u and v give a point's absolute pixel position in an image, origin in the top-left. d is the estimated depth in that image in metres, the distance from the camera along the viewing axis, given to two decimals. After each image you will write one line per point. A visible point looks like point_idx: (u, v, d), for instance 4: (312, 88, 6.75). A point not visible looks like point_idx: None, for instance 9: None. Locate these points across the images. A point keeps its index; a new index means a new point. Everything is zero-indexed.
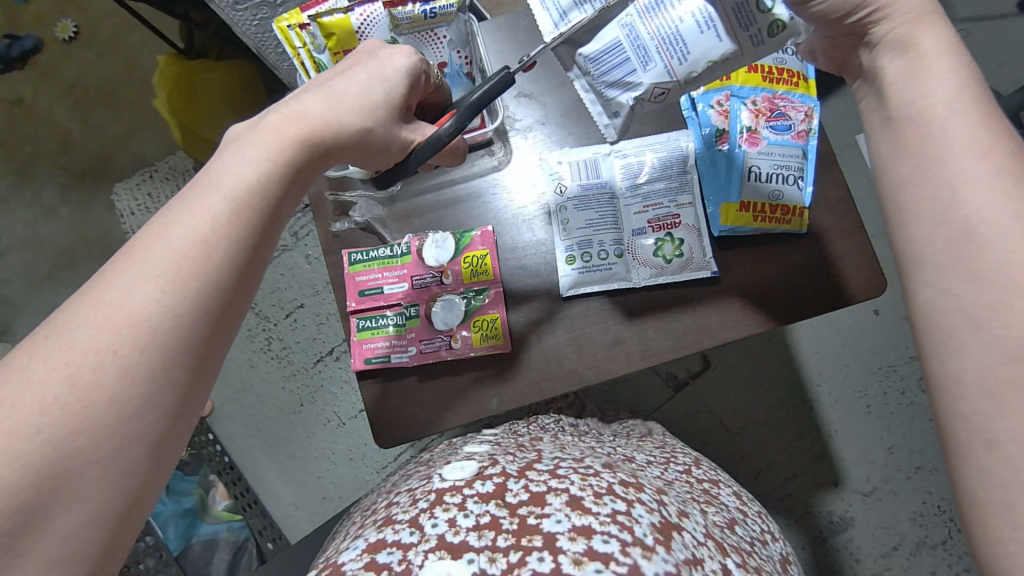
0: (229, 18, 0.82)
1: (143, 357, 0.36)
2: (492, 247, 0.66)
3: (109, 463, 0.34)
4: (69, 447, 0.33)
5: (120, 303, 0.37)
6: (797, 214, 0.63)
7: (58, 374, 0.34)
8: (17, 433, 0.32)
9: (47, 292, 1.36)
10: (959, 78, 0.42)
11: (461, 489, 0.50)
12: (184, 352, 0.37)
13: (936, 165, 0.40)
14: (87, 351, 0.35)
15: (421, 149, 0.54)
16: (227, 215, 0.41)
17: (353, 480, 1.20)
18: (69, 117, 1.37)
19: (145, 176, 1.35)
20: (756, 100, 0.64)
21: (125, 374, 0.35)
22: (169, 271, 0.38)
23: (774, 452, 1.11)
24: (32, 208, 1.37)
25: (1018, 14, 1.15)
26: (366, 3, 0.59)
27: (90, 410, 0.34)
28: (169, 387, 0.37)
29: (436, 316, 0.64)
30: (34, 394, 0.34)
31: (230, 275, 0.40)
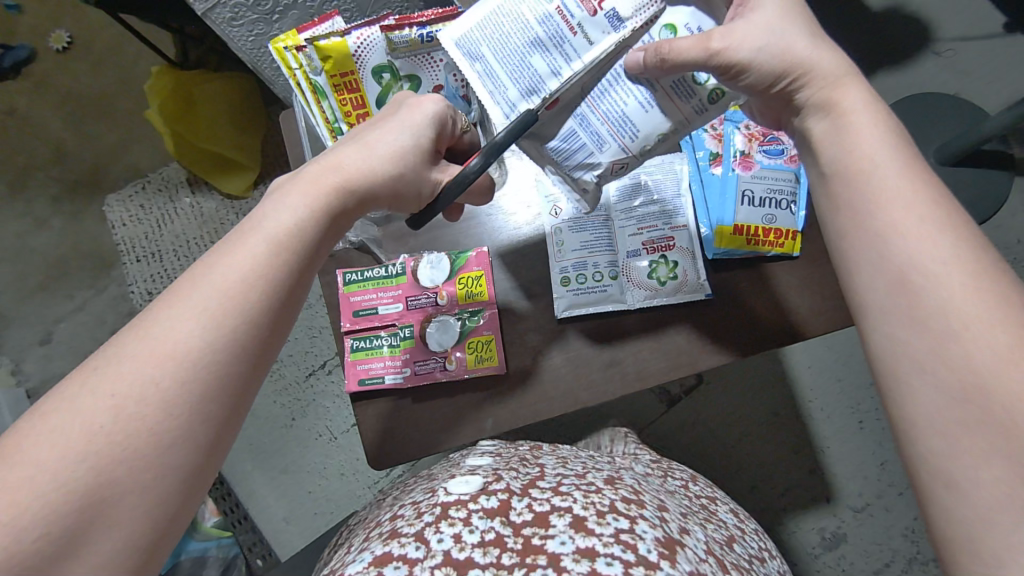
0: (226, 35, 0.83)
1: (184, 391, 0.37)
2: (487, 267, 0.66)
3: (145, 493, 0.35)
4: (111, 473, 0.34)
5: (164, 339, 0.37)
6: (789, 237, 0.64)
7: (106, 403, 0.35)
8: (66, 457, 0.33)
9: (37, 303, 1.34)
10: (881, 134, 0.43)
11: (466, 504, 0.49)
12: (219, 390, 0.38)
13: (862, 226, 0.41)
14: (132, 383, 0.36)
15: (450, 190, 0.53)
16: (266, 257, 0.42)
17: (345, 495, 1.19)
18: (62, 127, 1.36)
19: (138, 188, 1.34)
20: (749, 124, 0.65)
21: (165, 409, 0.36)
22: (212, 307, 0.39)
23: (768, 467, 1.11)
24: (23, 218, 1.36)
25: (1003, 35, 1.18)
26: (364, 26, 0.59)
27: (130, 439, 0.35)
28: (202, 421, 0.37)
29: (431, 336, 0.64)
30: (82, 421, 0.34)
31: (267, 315, 0.41)
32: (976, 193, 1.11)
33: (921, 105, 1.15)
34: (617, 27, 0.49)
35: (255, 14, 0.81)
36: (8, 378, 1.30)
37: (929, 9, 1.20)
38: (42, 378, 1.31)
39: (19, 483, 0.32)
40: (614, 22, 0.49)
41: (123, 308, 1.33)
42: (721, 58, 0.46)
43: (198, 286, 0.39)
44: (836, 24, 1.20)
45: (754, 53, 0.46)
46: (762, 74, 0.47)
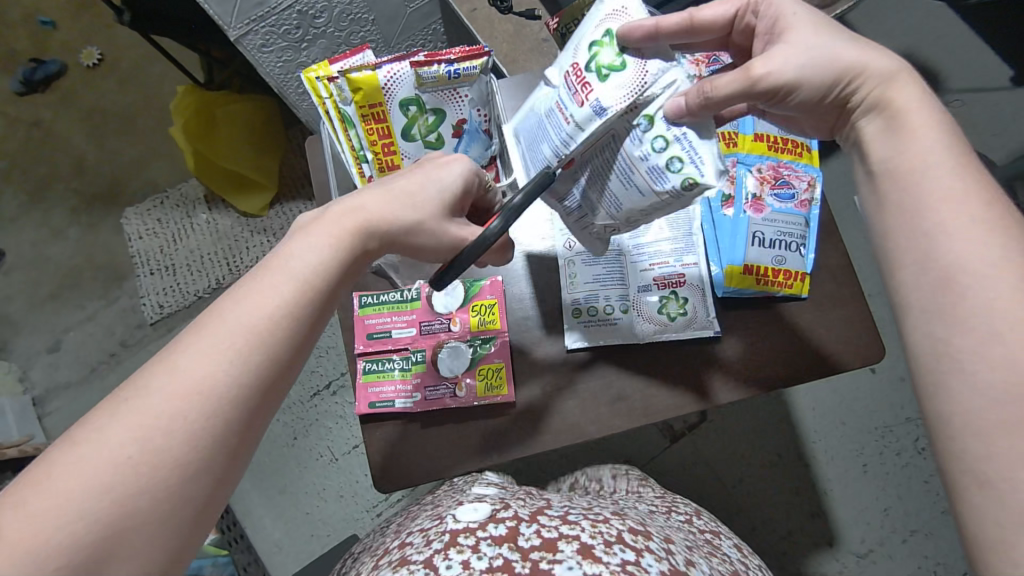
0: (254, 60, 0.86)
1: (207, 426, 0.38)
2: (500, 296, 0.67)
3: (161, 524, 0.36)
4: (131, 505, 0.35)
5: (191, 371, 0.38)
6: (798, 279, 0.65)
7: (131, 435, 0.36)
8: (94, 487, 0.34)
9: (49, 312, 1.36)
10: (935, 133, 0.45)
11: (474, 532, 0.50)
12: (237, 424, 0.39)
13: (915, 217, 0.43)
14: (157, 416, 0.37)
15: (470, 249, 0.52)
16: (291, 296, 0.43)
17: (342, 518, 1.18)
18: (86, 141, 1.40)
19: (156, 203, 1.37)
20: (761, 168, 0.67)
21: (189, 442, 0.37)
22: (237, 343, 0.40)
23: (771, 508, 1.09)
24: (40, 228, 1.38)
25: (1010, 88, 1.21)
26: (394, 61, 0.61)
27: (153, 471, 0.36)
28: (219, 455, 0.38)
29: (442, 362, 0.65)
30: (108, 452, 0.35)
31: (287, 353, 0.42)
32: None
33: None
34: (600, 113, 0.50)
35: (284, 42, 0.85)
36: (14, 385, 1.30)
37: (938, 61, 1.23)
38: (49, 386, 1.32)
39: (46, 514, 0.33)
40: (598, 109, 0.50)
41: (133, 320, 1.34)
42: (762, 83, 0.49)
43: (225, 322, 0.40)
44: None
45: (797, 72, 0.50)
46: (813, 88, 0.50)
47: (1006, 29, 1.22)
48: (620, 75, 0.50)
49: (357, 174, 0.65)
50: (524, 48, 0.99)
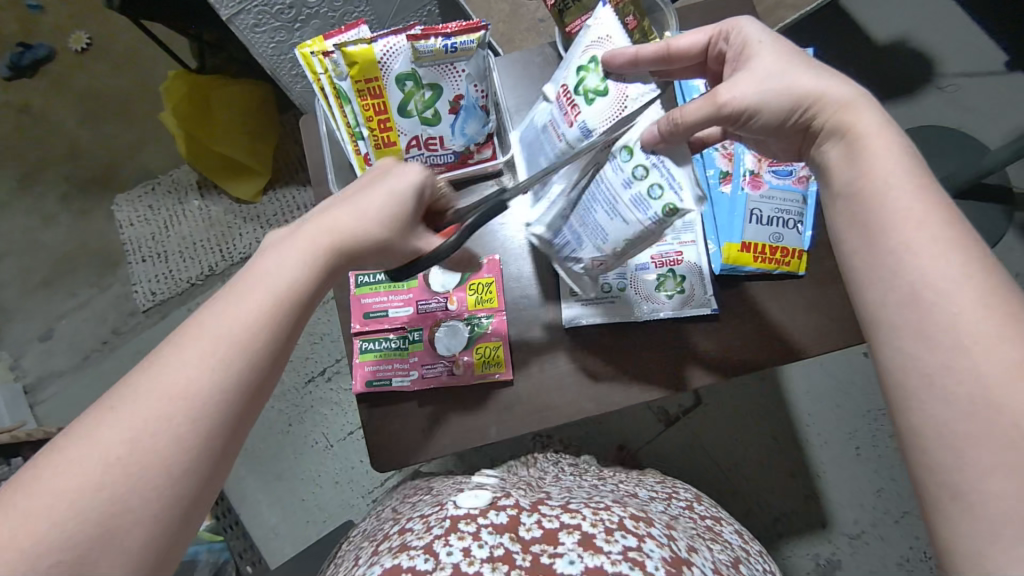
0: (247, 40, 0.85)
1: (194, 428, 0.38)
2: (497, 275, 0.67)
3: (154, 523, 0.36)
4: (123, 505, 0.35)
5: (173, 382, 0.38)
6: (795, 256, 0.65)
7: (120, 439, 0.36)
8: (82, 489, 0.34)
9: (41, 299, 1.34)
10: (895, 158, 0.45)
11: (475, 518, 0.50)
12: (225, 426, 0.39)
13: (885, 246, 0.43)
14: (144, 420, 0.37)
15: (426, 261, 0.54)
16: (274, 301, 0.43)
17: (339, 504, 1.19)
18: (76, 126, 1.38)
19: (147, 189, 1.36)
20: None
21: (176, 444, 0.37)
22: (219, 350, 0.40)
23: (765, 491, 1.10)
24: (32, 214, 1.37)
25: (1005, 73, 1.21)
26: (390, 35, 0.60)
27: (145, 472, 0.36)
28: (211, 456, 0.38)
29: (440, 341, 0.65)
30: (98, 455, 0.35)
31: (271, 356, 0.42)
32: (972, 228, 1.15)
33: (923, 139, 1.19)
34: (587, 134, 0.57)
35: (277, 21, 0.84)
36: (6, 372, 1.29)
37: (934, 45, 1.23)
38: (41, 373, 1.31)
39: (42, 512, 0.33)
40: (586, 130, 0.57)
41: (126, 307, 1.33)
42: (729, 107, 0.50)
43: (207, 328, 0.40)
44: (839, 55, 1.23)
45: (760, 96, 0.50)
46: (776, 112, 0.50)
47: (1003, 11, 1.22)
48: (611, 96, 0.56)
49: (353, 150, 0.66)
50: (521, 28, 0.98)
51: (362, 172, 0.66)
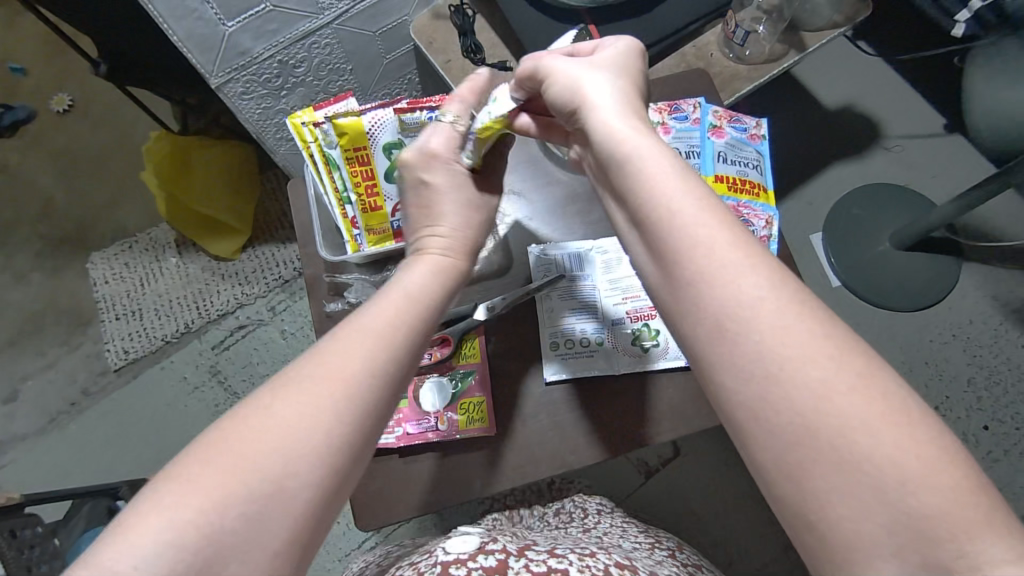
0: (234, 107, 0.89)
1: (352, 406, 0.42)
2: (480, 333, 0.69)
3: (309, 493, 0.40)
4: (288, 474, 0.39)
5: (337, 362, 0.43)
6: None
7: (297, 408, 0.40)
8: (261, 455, 0.39)
9: (7, 358, 1.31)
10: (657, 166, 0.47)
11: (465, 563, 0.50)
12: (376, 408, 0.43)
13: (676, 263, 0.43)
14: (318, 393, 0.41)
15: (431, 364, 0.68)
16: (415, 298, 0.50)
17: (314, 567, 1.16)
18: (52, 185, 1.38)
19: (124, 247, 1.36)
20: None
21: (339, 417, 0.41)
22: (375, 337, 0.45)
23: (744, 541, 1.11)
24: (2, 274, 1.35)
25: (944, 135, 1.31)
26: (379, 108, 0.65)
27: (310, 443, 0.40)
28: (364, 434, 0.42)
29: (425, 397, 0.66)
30: (278, 422, 0.40)
31: (413, 347, 0.47)
32: (923, 277, 1.22)
33: (875, 196, 1.27)
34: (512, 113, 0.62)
35: (264, 89, 0.88)
36: None
37: (879, 109, 1.32)
38: (4, 436, 1.27)
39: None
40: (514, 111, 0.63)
41: (96, 367, 1.30)
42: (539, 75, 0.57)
43: (370, 317, 0.46)
44: (791, 121, 1.32)
45: (552, 79, 0.55)
46: (562, 102, 0.54)
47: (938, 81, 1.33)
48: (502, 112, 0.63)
49: (340, 214, 0.68)
50: None
51: (348, 236, 0.68)
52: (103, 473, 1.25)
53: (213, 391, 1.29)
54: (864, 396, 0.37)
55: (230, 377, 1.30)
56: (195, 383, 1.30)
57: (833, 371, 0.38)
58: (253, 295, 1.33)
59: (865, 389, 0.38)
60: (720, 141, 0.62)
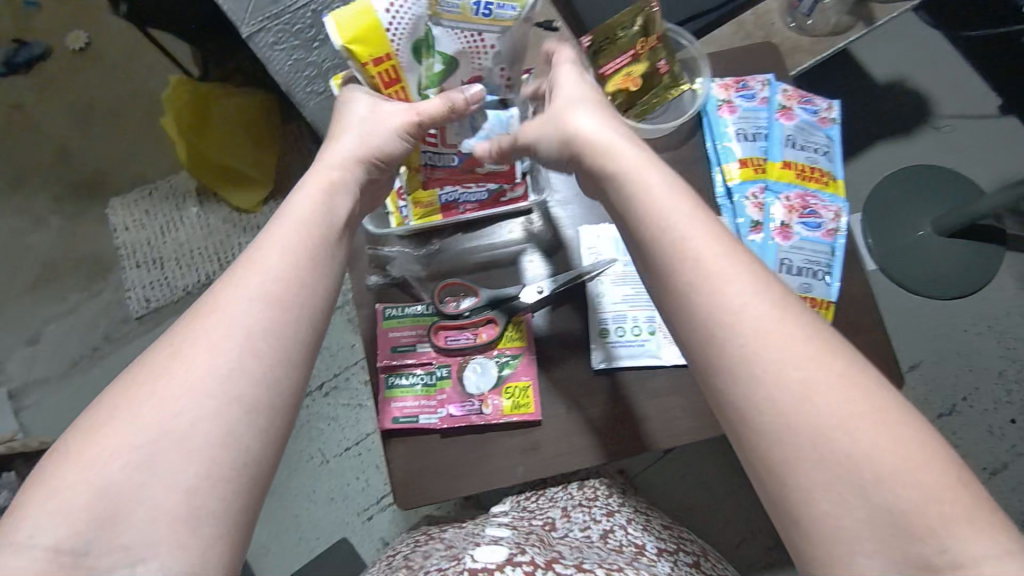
0: (266, 57, 0.86)
1: (229, 348, 0.45)
2: (528, 316, 0.67)
3: (202, 431, 0.42)
4: (175, 426, 0.42)
5: (209, 311, 0.46)
6: (824, 307, 0.61)
7: (181, 364, 0.44)
8: (152, 414, 0.42)
9: (28, 302, 1.31)
10: (659, 185, 0.49)
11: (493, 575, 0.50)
12: (258, 339, 0.45)
13: (683, 296, 0.45)
14: (198, 346, 0.44)
15: (477, 343, 0.66)
16: (298, 230, 0.51)
17: (332, 521, 1.18)
18: (70, 127, 1.35)
19: (144, 194, 1.33)
20: (789, 195, 0.63)
21: (211, 361, 0.44)
22: (252, 280, 0.47)
23: (757, 520, 1.12)
24: (21, 216, 1.33)
25: (997, 117, 1.25)
26: None
27: (189, 389, 0.43)
28: (250, 362, 0.45)
29: (470, 379, 0.65)
30: (165, 381, 0.43)
31: (294, 279, 0.49)
32: (963, 266, 1.18)
33: (919, 179, 1.22)
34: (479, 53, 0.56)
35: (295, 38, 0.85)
36: None
37: (931, 87, 1.26)
38: (27, 378, 1.27)
39: None
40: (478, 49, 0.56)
41: (117, 314, 1.30)
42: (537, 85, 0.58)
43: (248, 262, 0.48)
44: (837, 94, 1.26)
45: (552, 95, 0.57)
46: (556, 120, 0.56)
47: (995, 59, 1.26)
48: (449, 8, 0.52)
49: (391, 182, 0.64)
50: None
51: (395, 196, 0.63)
52: None
53: None
54: (847, 394, 0.40)
55: None
56: None
57: (820, 371, 0.40)
58: None
59: (849, 388, 0.40)
60: (788, 123, 0.65)
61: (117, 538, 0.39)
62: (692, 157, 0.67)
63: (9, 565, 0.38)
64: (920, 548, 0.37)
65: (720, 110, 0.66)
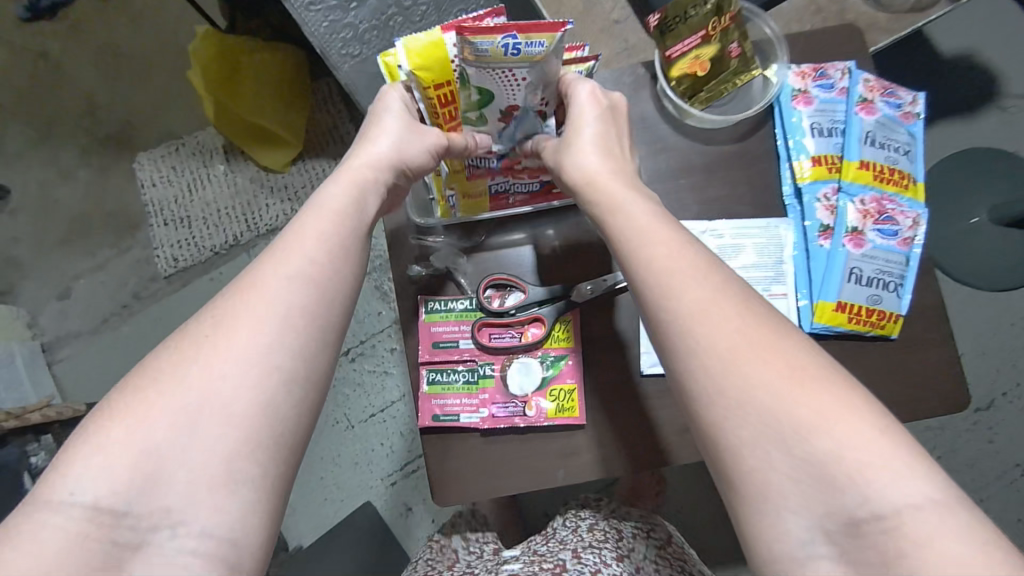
0: (304, 18, 0.85)
1: (274, 318, 0.43)
2: (575, 316, 0.68)
3: (245, 403, 0.41)
4: (221, 396, 0.40)
5: (250, 281, 0.45)
6: (891, 318, 0.66)
7: (226, 332, 0.42)
8: (198, 381, 0.41)
9: (57, 255, 1.31)
10: (654, 219, 0.52)
11: None
12: (302, 313, 0.44)
13: (673, 318, 0.47)
14: (242, 313, 0.43)
15: (523, 344, 0.68)
16: (336, 208, 0.50)
17: (357, 485, 1.19)
18: (96, 77, 1.32)
19: (171, 149, 1.30)
20: (864, 200, 0.67)
21: (256, 330, 0.42)
22: (298, 252, 0.46)
23: None
24: (47, 168, 1.32)
25: None
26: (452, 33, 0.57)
27: (235, 356, 0.41)
28: (294, 336, 0.43)
29: (513, 379, 0.67)
30: (209, 348, 0.42)
31: (339, 257, 0.47)
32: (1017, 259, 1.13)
33: (978, 162, 1.15)
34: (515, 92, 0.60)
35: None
36: (24, 331, 1.26)
37: (1002, 63, 1.18)
38: (59, 333, 1.28)
39: None
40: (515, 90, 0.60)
41: (146, 272, 1.30)
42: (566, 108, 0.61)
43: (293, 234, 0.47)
44: (902, 63, 1.17)
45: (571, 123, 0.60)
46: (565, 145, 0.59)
47: None
48: (480, 53, 0.54)
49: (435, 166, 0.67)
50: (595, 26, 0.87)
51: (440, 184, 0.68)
52: None
53: None
54: (766, 355, 0.43)
55: None
56: None
57: (742, 336, 0.44)
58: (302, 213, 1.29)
59: (770, 351, 0.43)
60: (868, 119, 0.68)
61: (159, 501, 0.38)
62: (760, 153, 0.71)
63: (50, 523, 0.37)
64: (842, 499, 0.39)
65: (795, 101, 0.70)
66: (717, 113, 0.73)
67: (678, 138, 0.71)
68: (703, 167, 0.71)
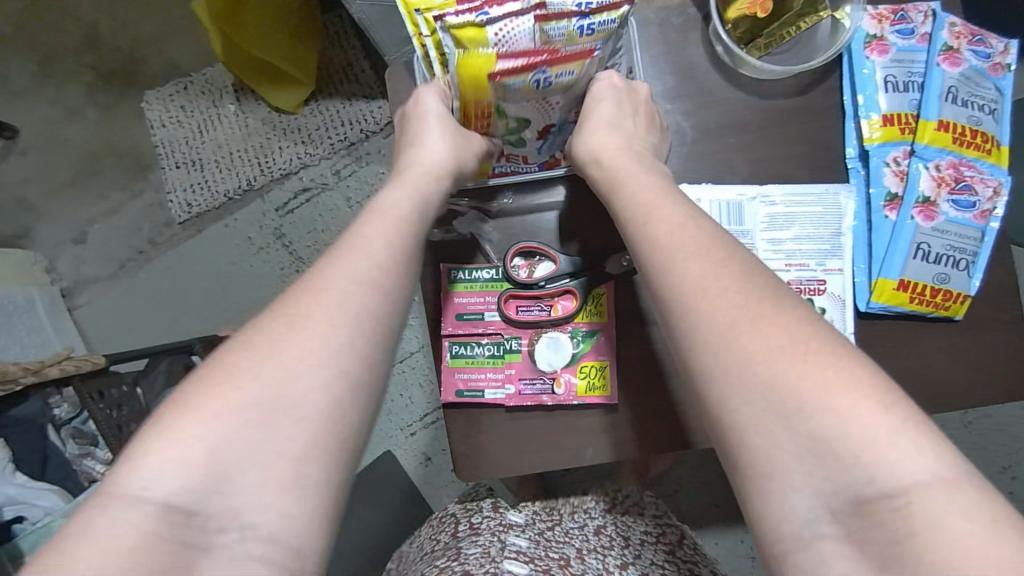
0: None
1: (343, 318, 0.41)
2: (610, 289, 0.66)
3: (317, 405, 0.39)
4: (291, 397, 0.38)
5: (318, 282, 0.43)
6: (959, 298, 0.65)
7: (297, 332, 0.40)
8: (268, 382, 0.38)
9: (70, 199, 1.28)
10: (662, 194, 0.50)
11: None
12: (373, 314, 0.42)
13: (666, 293, 0.44)
14: (316, 313, 0.41)
15: (550, 318, 0.65)
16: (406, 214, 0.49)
17: (379, 434, 1.20)
18: (98, 7, 1.25)
19: (178, 88, 1.25)
20: (940, 165, 0.65)
21: (327, 329, 0.41)
22: (369, 254, 0.45)
23: None
24: (54, 106, 1.27)
25: None
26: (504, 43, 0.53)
27: (304, 356, 0.39)
28: (363, 340, 0.41)
29: (541, 355, 0.65)
30: (280, 349, 0.40)
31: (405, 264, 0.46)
32: None
33: None
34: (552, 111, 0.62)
35: None
36: (42, 276, 1.25)
37: None
38: (77, 278, 1.28)
39: None
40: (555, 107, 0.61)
41: (160, 217, 1.27)
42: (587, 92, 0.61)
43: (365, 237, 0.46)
44: None
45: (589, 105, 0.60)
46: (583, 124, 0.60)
47: None
48: (516, 88, 0.56)
49: None
50: None
51: None
52: (177, 326, 1.27)
53: (277, 255, 1.25)
54: (767, 329, 0.39)
55: (295, 242, 1.25)
56: (259, 244, 1.26)
57: (742, 310, 0.40)
58: (316, 155, 1.24)
59: (769, 324, 0.40)
60: (952, 71, 0.65)
61: (223, 503, 0.36)
62: (823, 108, 0.68)
63: (112, 524, 0.34)
64: (849, 477, 0.35)
65: (870, 49, 0.66)
66: (775, 61, 0.68)
67: (729, 94, 0.68)
68: (759, 123, 0.67)
